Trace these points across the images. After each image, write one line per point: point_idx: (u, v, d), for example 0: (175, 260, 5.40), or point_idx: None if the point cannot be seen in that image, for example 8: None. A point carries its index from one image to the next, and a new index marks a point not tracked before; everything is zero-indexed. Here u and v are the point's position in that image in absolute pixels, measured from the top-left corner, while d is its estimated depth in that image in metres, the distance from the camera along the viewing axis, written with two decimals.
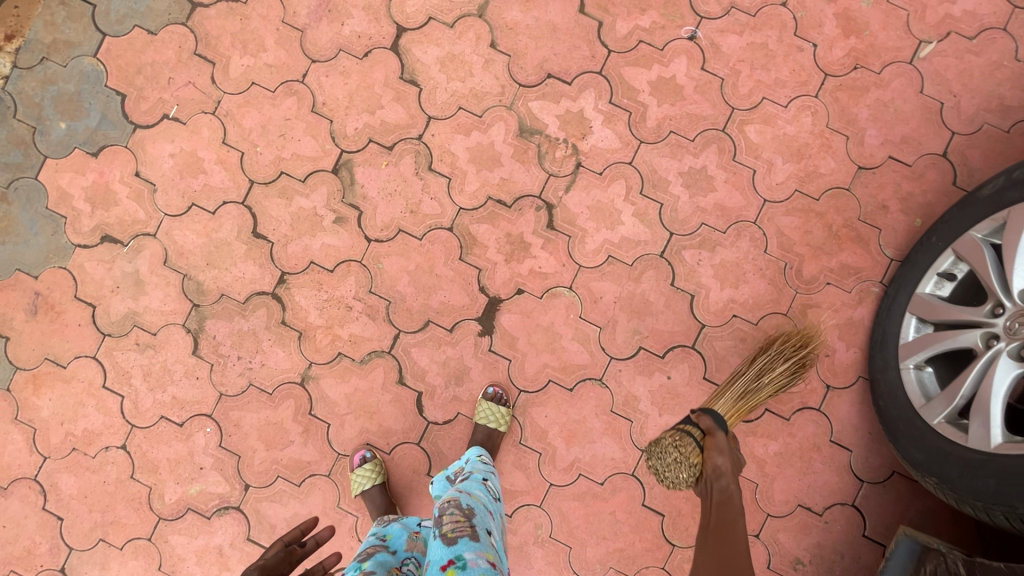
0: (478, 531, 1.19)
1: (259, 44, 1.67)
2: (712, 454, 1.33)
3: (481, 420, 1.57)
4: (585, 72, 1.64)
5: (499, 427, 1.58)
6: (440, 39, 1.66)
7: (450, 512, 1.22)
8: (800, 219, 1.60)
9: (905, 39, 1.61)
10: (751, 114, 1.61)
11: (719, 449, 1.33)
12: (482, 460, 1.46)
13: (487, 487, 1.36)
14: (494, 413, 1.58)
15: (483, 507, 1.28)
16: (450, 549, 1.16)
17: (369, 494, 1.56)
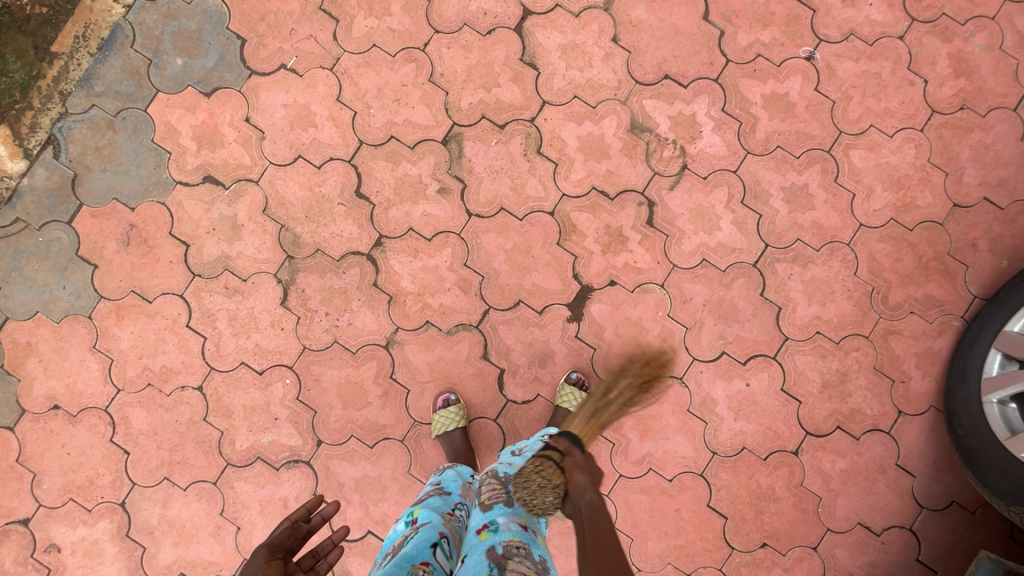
0: (512, 497, 1.19)
1: (385, 8, 1.68)
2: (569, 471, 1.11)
3: (563, 403, 1.59)
4: (702, 77, 1.68)
5: None
6: (564, 27, 1.68)
7: (488, 483, 1.25)
8: (892, 246, 1.65)
9: (1011, 86, 1.66)
10: (857, 140, 1.66)
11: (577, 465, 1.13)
12: (545, 435, 1.48)
13: None
14: (576, 397, 1.60)
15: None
16: (486, 514, 1.18)
17: (450, 436, 1.58)
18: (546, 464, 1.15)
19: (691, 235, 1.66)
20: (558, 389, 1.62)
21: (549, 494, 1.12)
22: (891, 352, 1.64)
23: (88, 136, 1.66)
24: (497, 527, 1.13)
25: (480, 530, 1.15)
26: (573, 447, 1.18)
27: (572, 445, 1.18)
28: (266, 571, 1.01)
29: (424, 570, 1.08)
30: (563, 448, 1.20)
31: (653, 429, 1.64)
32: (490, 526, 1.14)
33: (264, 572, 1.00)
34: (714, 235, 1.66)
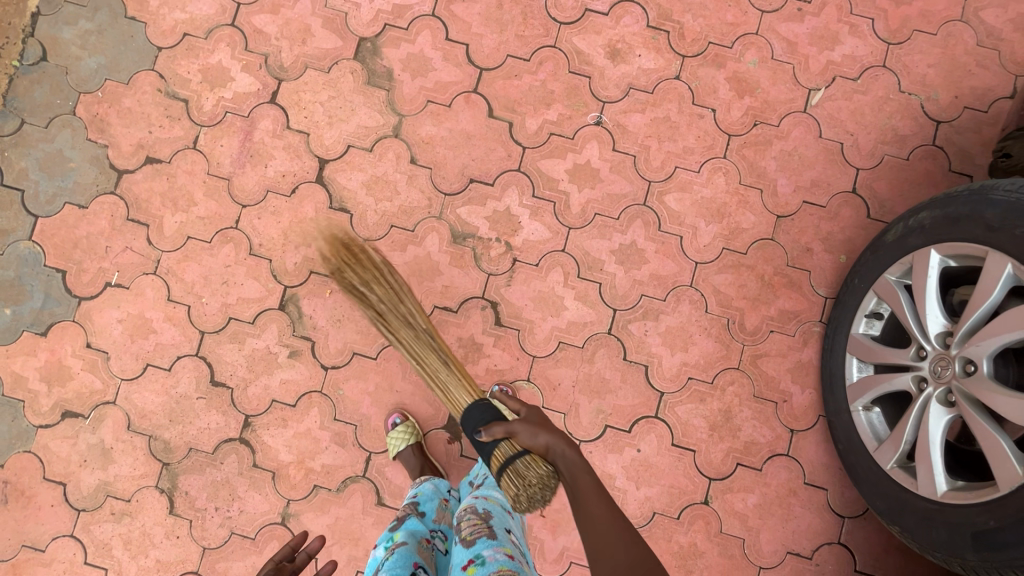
0: (496, 531, 1.22)
1: (189, 199, 1.71)
2: (530, 443, 1.12)
3: None
4: (505, 171, 1.71)
5: None
6: (362, 164, 1.72)
7: (467, 517, 1.27)
8: (732, 275, 1.67)
9: (795, 90, 1.70)
10: (667, 184, 1.69)
11: (531, 434, 1.12)
12: None
13: None
14: None
15: (502, 509, 1.31)
16: (471, 549, 1.20)
17: None
18: (527, 472, 1.11)
19: (541, 323, 1.67)
20: None
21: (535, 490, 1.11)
22: (765, 375, 1.65)
23: None
24: (484, 560, 1.16)
25: (466, 566, 1.18)
26: (511, 423, 1.13)
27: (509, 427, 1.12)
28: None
29: None
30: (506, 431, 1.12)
31: (563, 522, 1.63)
32: (476, 560, 1.17)
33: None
34: (563, 315, 1.67)
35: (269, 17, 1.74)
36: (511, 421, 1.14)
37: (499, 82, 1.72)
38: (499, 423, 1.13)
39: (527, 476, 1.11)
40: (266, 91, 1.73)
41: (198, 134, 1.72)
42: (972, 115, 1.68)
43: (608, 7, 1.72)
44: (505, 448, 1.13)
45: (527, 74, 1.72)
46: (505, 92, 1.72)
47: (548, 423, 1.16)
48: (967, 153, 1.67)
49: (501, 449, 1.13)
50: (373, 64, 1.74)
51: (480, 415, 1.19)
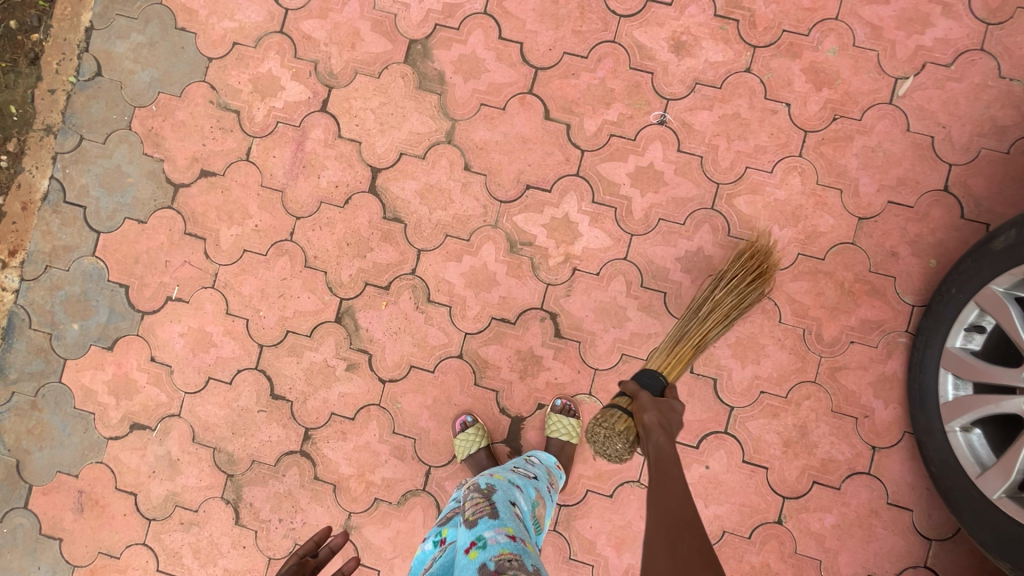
0: (496, 509, 1.17)
1: (243, 211, 1.70)
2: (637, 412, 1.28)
3: (553, 433, 1.56)
4: (563, 176, 1.63)
5: (571, 439, 1.55)
6: (415, 172, 1.67)
7: (471, 498, 1.22)
8: (809, 282, 1.56)
9: (879, 79, 1.56)
10: (737, 186, 1.58)
11: (644, 406, 1.29)
12: (530, 457, 1.47)
13: (516, 469, 1.37)
14: (565, 425, 1.56)
15: (506, 485, 1.28)
16: (472, 531, 1.15)
17: None
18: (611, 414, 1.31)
19: (603, 334, 1.61)
20: (546, 419, 1.59)
21: (617, 442, 1.28)
22: (845, 389, 1.55)
23: (17, 422, 1.72)
24: (485, 542, 1.11)
25: (469, 548, 1.12)
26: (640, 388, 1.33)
27: (638, 390, 1.33)
28: None
29: None
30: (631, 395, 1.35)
31: (628, 539, 1.58)
32: (478, 542, 1.12)
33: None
34: (626, 326, 1.60)
35: (318, 22, 1.69)
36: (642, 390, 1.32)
37: (556, 83, 1.64)
38: (635, 384, 1.36)
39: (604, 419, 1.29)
40: (317, 99, 1.69)
41: (251, 145, 1.70)
42: None
43: None
44: (622, 405, 1.34)
45: (585, 72, 1.63)
46: (562, 92, 1.64)
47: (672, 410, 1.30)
48: None
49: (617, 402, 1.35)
50: (424, 67, 1.67)
51: (645, 381, 1.40)
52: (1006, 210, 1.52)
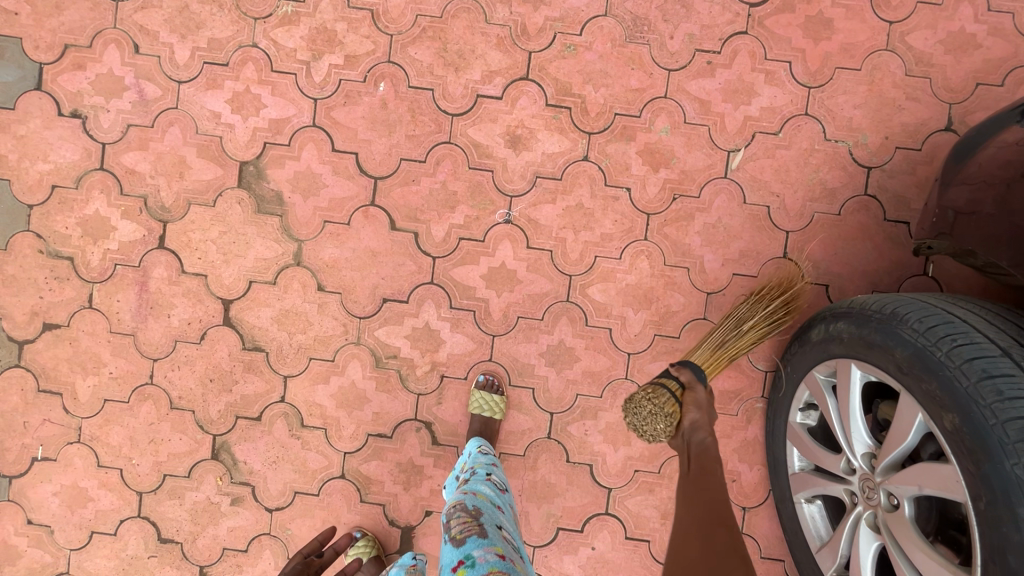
0: (487, 528, 1.16)
1: (96, 360, 1.64)
2: (690, 408, 1.29)
3: (476, 410, 1.57)
4: (418, 285, 1.61)
5: (495, 415, 1.57)
6: (268, 298, 1.62)
7: (456, 515, 1.19)
8: (667, 361, 1.60)
9: (712, 154, 1.57)
10: (589, 276, 1.59)
11: (697, 404, 1.29)
12: (482, 449, 1.47)
13: (491, 482, 1.33)
14: (488, 402, 1.57)
15: (490, 506, 1.25)
16: (461, 549, 1.12)
17: None
18: (661, 394, 1.29)
19: None
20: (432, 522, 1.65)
21: (661, 423, 1.27)
22: None
23: None
24: (475, 561, 1.09)
25: (455, 567, 1.10)
26: (694, 384, 1.32)
27: (693, 381, 1.31)
28: None
29: None
30: (685, 381, 1.32)
31: None
32: (466, 560, 1.10)
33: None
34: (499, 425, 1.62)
35: (139, 153, 1.60)
36: (690, 376, 1.33)
37: (397, 191, 1.60)
38: (688, 372, 1.34)
39: (658, 395, 1.29)
40: (152, 235, 1.61)
41: (91, 291, 1.62)
42: (904, 155, 1.56)
43: (502, 90, 1.58)
44: (671, 387, 1.32)
45: (426, 177, 1.59)
46: (404, 200, 1.60)
47: (713, 404, 1.33)
48: (902, 197, 1.56)
49: (680, 387, 1.32)
50: (260, 189, 1.61)
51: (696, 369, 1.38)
52: (842, 269, 1.57)
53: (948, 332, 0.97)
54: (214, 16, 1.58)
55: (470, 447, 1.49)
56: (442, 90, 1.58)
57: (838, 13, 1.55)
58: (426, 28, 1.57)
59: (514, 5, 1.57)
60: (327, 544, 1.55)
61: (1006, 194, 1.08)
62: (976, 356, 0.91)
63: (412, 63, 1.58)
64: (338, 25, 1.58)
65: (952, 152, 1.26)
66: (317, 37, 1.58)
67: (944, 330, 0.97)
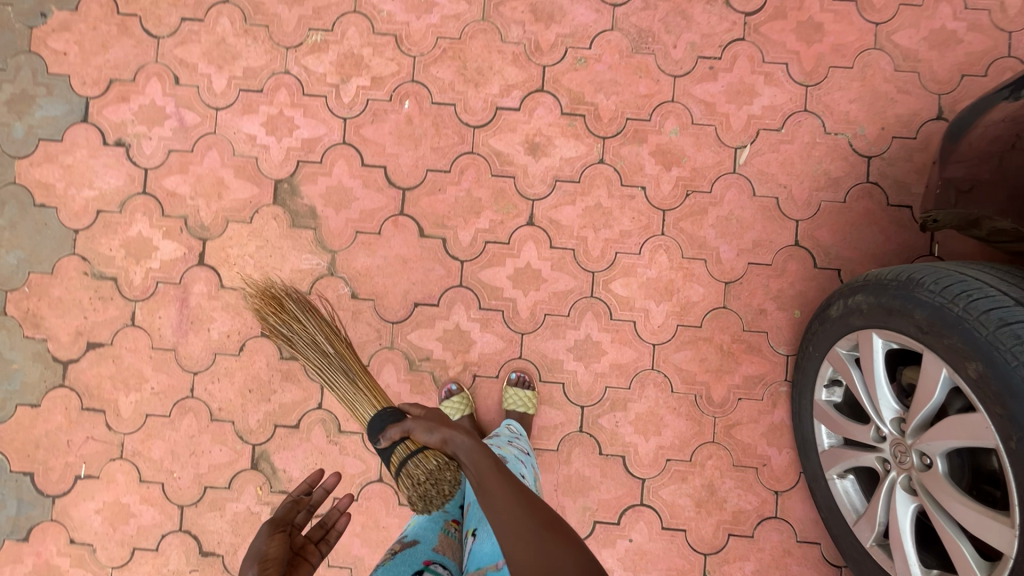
0: None
1: (139, 376, 1.69)
2: (426, 438, 1.10)
3: (510, 406, 1.62)
4: (447, 289, 1.68)
5: (528, 410, 1.62)
6: (304, 308, 1.69)
7: None
8: (691, 350, 1.66)
9: (721, 152, 1.67)
10: (611, 272, 1.67)
11: (427, 427, 1.10)
12: (512, 429, 1.52)
13: (516, 443, 1.44)
14: (521, 397, 1.62)
15: (513, 458, 1.36)
16: None
17: None
18: (414, 471, 1.11)
19: None
20: None
21: (445, 478, 1.11)
22: (742, 444, 1.65)
23: None
24: None
25: None
26: (406, 423, 1.14)
27: (405, 425, 1.13)
28: (269, 542, 1.07)
29: (455, 527, 1.23)
30: (404, 432, 1.14)
31: None
32: None
33: (268, 543, 1.06)
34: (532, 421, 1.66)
35: (180, 177, 1.69)
36: (405, 421, 1.15)
37: (424, 200, 1.68)
38: (396, 424, 1.15)
39: (415, 475, 1.11)
40: (192, 253, 1.69)
41: (134, 310, 1.69)
42: (901, 144, 1.66)
43: (519, 102, 1.68)
44: (405, 449, 1.14)
45: (451, 186, 1.68)
46: (432, 208, 1.68)
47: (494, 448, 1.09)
48: (902, 183, 1.65)
49: (397, 452, 1.14)
50: (294, 204, 1.69)
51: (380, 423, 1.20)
52: (852, 254, 1.65)
53: (962, 289, 1.03)
54: (248, 47, 1.70)
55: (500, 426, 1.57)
56: (464, 105, 1.68)
57: (828, 17, 1.67)
58: (446, 49, 1.69)
59: (528, 25, 1.69)
60: (315, 485, 1.37)
61: (1002, 164, 1.16)
62: (992, 307, 0.97)
63: (435, 82, 1.69)
64: (364, 50, 1.70)
65: (945, 135, 1.35)
66: (345, 62, 1.69)
67: (959, 288, 1.03)
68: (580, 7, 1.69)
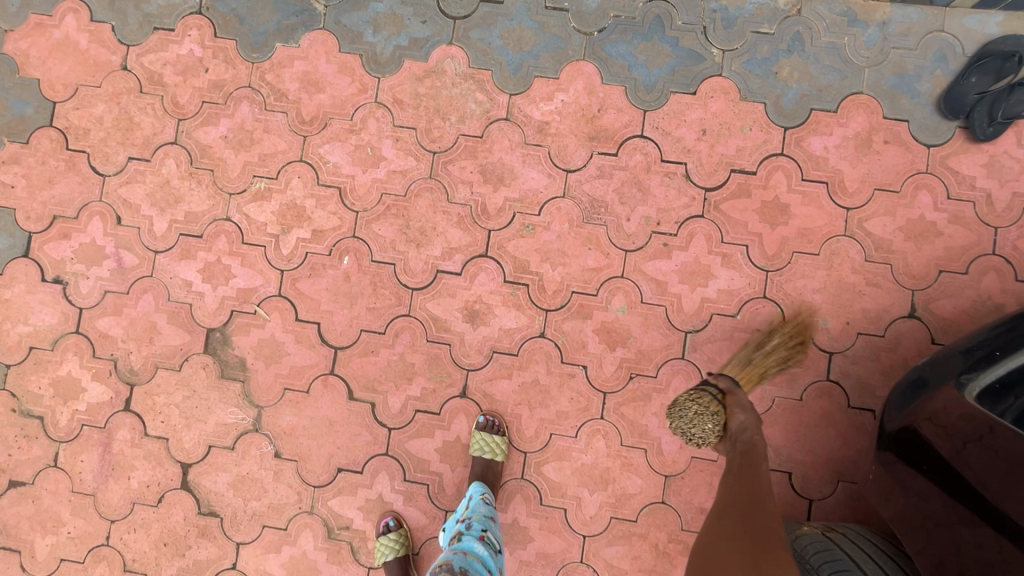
0: None
1: (56, 519, 1.65)
2: (733, 413, 1.34)
3: (476, 452, 1.53)
4: (373, 456, 1.61)
5: (496, 457, 1.53)
6: (226, 463, 1.63)
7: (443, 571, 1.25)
8: (624, 545, 1.55)
9: (669, 334, 1.56)
10: (544, 454, 1.57)
11: (740, 405, 1.35)
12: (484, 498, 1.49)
13: (484, 541, 1.37)
14: (488, 443, 1.53)
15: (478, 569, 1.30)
16: None
17: None
18: (704, 397, 1.41)
19: None
20: None
21: (708, 422, 1.40)
22: None
23: None
24: None
25: None
26: (733, 388, 1.40)
27: (732, 386, 1.40)
28: None
29: None
30: (726, 387, 1.41)
31: None
32: None
33: None
34: None
35: (113, 318, 1.66)
36: (732, 386, 1.41)
37: (356, 361, 1.62)
38: (727, 380, 1.42)
39: (702, 412, 1.41)
40: (119, 398, 1.65)
41: (57, 451, 1.66)
42: (867, 341, 1.53)
43: (461, 266, 1.61)
44: (711, 392, 1.42)
45: (384, 348, 1.62)
46: (363, 370, 1.62)
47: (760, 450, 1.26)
48: (866, 385, 1.52)
49: (713, 394, 1.41)
50: (225, 355, 1.64)
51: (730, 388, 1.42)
52: (805, 457, 1.52)
53: None
54: (192, 191, 1.67)
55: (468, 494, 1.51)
56: (404, 265, 1.62)
57: (795, 198, 1.56)
58: (390, 205, 1.63)
59: (476, 186, 1.62)
60: None
61: (962, 450, 1.03)
62: None
63: (376, 239, 1.63)
64: (308, 201, 1.65)
65: (923, 368, 1.18)
66: (287, 213, 1.65)
67: None
68: (531, 171, 1.61)
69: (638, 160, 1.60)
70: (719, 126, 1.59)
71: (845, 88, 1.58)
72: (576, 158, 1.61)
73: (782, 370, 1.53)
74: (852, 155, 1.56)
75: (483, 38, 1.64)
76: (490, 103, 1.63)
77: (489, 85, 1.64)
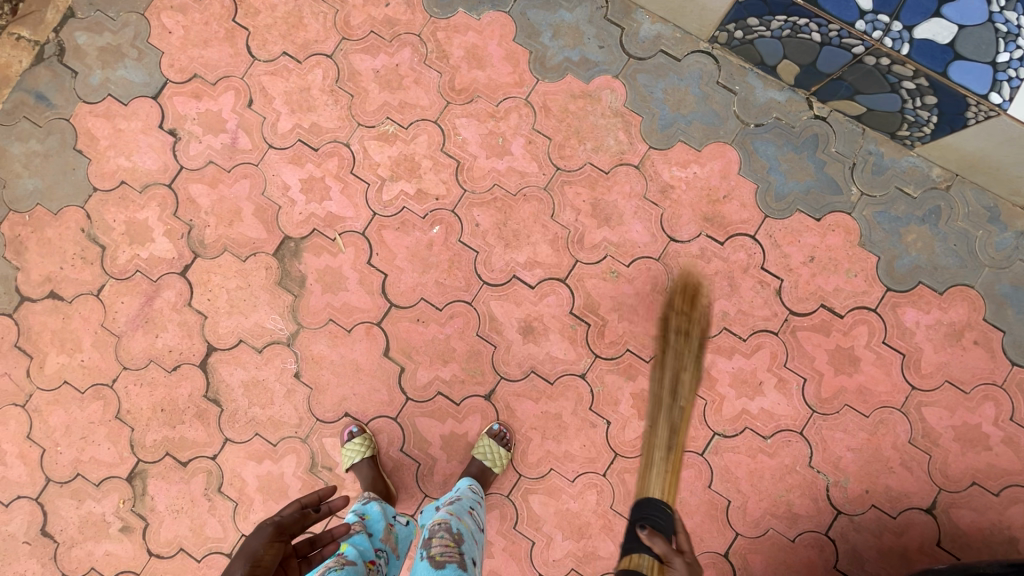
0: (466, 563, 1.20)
1: (76, 344, 1.70)
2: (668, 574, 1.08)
3: (479, 455, 1.56)
4: (381, 415, 1.64)
5: (494, 467, 1.55)
6: (247, 362, 1.67)
7: (439, 534, 1.24)
8: None
9: (698, 428, 1.58)
10: (537, 484, 1.60)
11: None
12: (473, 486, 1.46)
13: (474, 515, 1.36)
14: (493, 451, 1.55)
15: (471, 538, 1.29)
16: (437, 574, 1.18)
17: None
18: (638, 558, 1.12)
19: None
20: None
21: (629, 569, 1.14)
22: None
23: None
24: None
25: None
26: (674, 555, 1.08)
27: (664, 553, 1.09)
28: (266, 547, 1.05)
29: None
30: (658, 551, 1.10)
31: None
32: None
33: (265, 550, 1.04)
34: None
35: (205, 188, 1.71)
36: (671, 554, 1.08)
37: (404, 323, 1.66)
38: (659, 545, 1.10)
39: None
40: (180, 261, 1.70)
41: (104, 283, 1.71)
42: (877, 516, 1.54)
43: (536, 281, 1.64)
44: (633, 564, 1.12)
45: (434, 323, 1.65)
46: (407, 334, 1.65)
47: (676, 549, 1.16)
48: (859, 555, 1.53)
49: (640, 557, 1.12)
50: (290, 265, 1.69)
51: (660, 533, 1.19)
52: None
53: None
54: (326, 106, 1.71)
55: (460, 480, 1.47)
56: (485, 257, 1.65)
57: (868, 355, 1.58)
58: (497, 198, 1.67)
59: (582, 215, 1.65)
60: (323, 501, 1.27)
61: None
62: None
63: (471, 223, 1.67)
64: (424, 161, 1.69)
65: None
66: (401, 163, 1.69)
67: None
68: (638, 224, 1.64)
69: (739, 258, 1.62)
70: (828, 260, 1.60)
71: (959, 275, 1.58)
72: (684, 231, 1.63)
73: (786, 506, 1.55)
74: (939, 339, 1.57)
75: (648, 85, 1.67)
76: (628, 146, 1.66)
77: (634, 129, 1.67)
